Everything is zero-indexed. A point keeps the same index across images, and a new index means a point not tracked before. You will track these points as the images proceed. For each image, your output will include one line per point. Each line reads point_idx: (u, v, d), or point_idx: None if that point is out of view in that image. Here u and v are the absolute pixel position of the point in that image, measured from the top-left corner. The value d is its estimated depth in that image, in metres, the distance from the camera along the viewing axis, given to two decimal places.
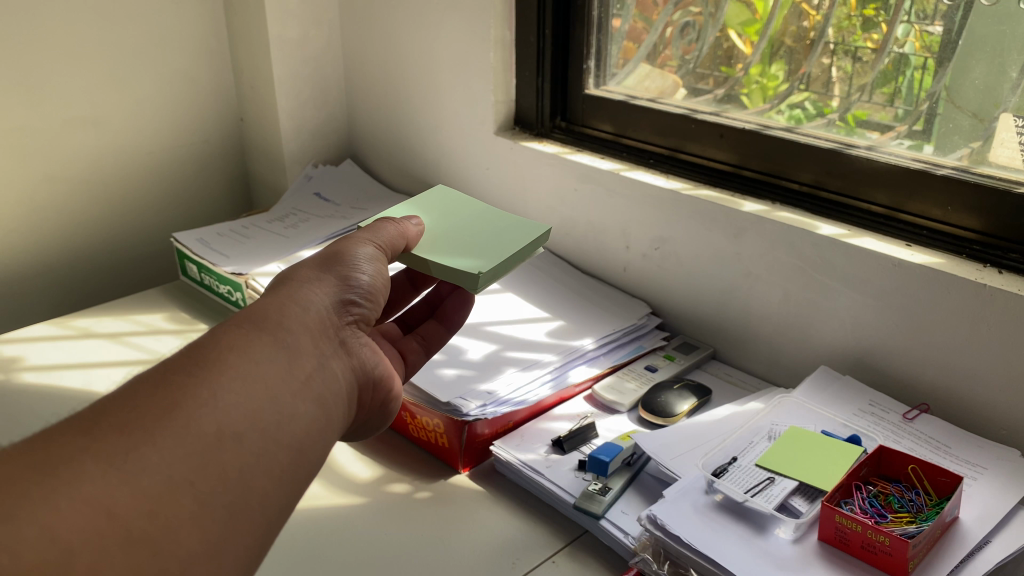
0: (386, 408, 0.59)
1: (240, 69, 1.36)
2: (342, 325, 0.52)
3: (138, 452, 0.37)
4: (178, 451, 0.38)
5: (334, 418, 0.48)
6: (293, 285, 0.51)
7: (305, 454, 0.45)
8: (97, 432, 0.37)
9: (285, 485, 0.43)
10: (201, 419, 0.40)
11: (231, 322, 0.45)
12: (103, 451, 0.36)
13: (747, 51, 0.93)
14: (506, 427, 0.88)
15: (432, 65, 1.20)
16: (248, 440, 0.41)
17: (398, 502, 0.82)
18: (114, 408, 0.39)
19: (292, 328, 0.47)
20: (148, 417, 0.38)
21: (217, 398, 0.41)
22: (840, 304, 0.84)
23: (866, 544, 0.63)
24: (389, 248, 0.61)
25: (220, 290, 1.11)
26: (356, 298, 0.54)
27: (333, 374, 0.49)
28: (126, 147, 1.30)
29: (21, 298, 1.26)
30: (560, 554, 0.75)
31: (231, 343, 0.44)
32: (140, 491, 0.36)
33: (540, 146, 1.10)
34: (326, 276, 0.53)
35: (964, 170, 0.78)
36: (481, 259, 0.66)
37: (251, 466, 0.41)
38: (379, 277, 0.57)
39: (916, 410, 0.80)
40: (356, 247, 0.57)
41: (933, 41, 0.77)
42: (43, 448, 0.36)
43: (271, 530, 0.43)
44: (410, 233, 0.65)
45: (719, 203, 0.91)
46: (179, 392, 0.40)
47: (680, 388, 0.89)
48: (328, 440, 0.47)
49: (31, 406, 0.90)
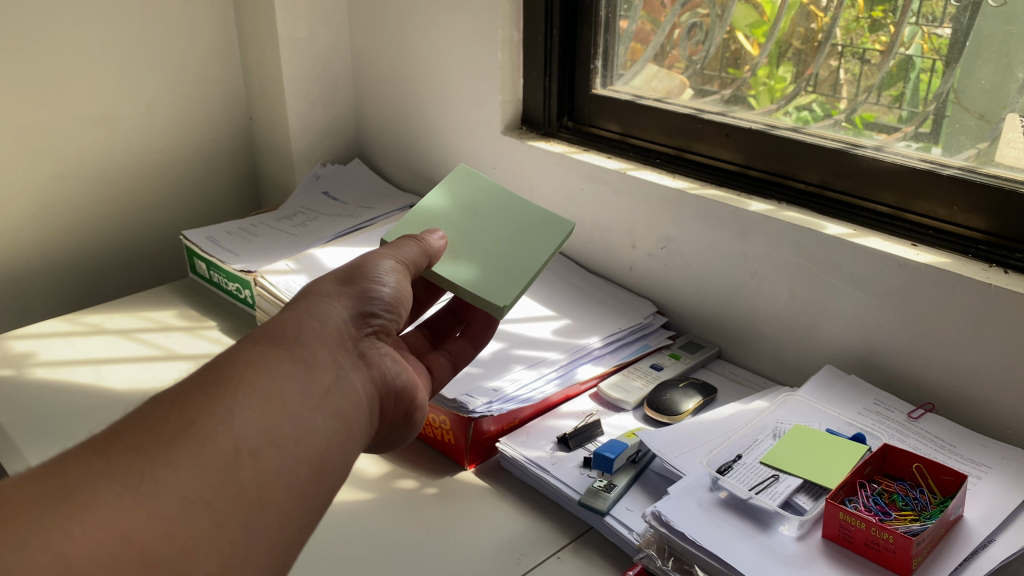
0: (410, 418, 0.59)
1: (248, 63, 1.36)
2: (361, 337, 0.53)
3: (152, 473, 0.37)
4: (193, 471, 0.38)
5: (353, 432, 0.48)
6: (311, 299, 0.52)
7: (323, 470, 0.45)
8: (112, 456, 0.38)
9: (304, 502, 0.43)
10: (216, 438, 0.40)
11: (247, 339, 0.46)
12: (118, 473, 0.37)
13: (755, 52, 0.94)
14: (512, 424, 0.89)
15: (439, 63, 1.20)
16: (264, 457, 0.42)
17: (405, 498, 0.83)
18: (129, 431, 0.39)
19: (309, 344, 0.48)
20: (164, 437, 0.39)
21: (232, 415, 0.41)
22: (845, 303, 0.84)
23: (870, 541, 0.64)
24: (412, 265, 0.61)
25: (229, 288, 1.12)
26: (375, 310, 0.54)
27: (351, 386, 0.49)
28: (138, 141, 1.31)
29: (35, 294, 1.27)
30: (566, 551, 0.76)
31: (247, 360, 0.44)
32: (154, 513, 0.36)
33: (547, 146, 1.11)
34: (346, 290, 0.54)
35: (970, 170, 0.78)
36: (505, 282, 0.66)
37: (269, 483, 0.41)
38: (401, 288, 0.57)
39: (921, 409, 0.80)
40: (377, 260, 0.57)
41: (941, 43, 0.78)
42: (60, 473, 0.36)
43: (292, 547, 0.43)
44: (433, 248, 0.64)
45: (724, 202, 0.92)
46: (195, 410, 0.41)
47: (685, 386, 0.90)
48: (348, 456, 0.47)
49: (43, 400, 0.91)
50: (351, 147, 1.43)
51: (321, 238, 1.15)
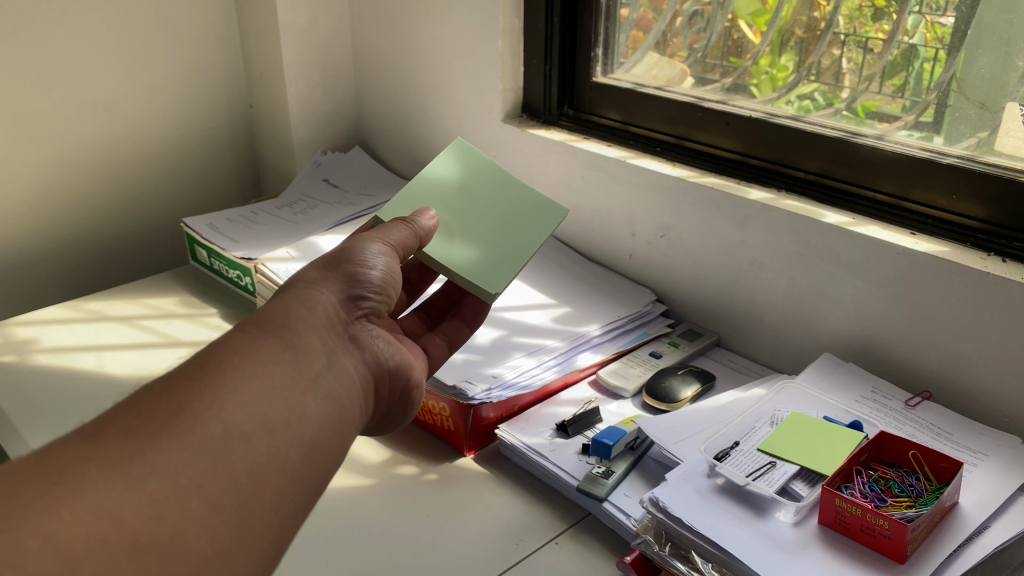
0: (408, 400, 0.59)
1: (248, 47, 1.36)
2: (352, 321, 0.53)
3: (141, 458, 0.38)
4: (184, 455, 0.39)
5: (347, 414, 0.48)
6: (300, 287, 0.52)
7: (316, 451, 0.45)
8: (102, 442, 0.38)
9: (298, 484, 0.44)
10: (206, 422, 0.40)
11: (237, 328, 0.47)
12: (107, 459, 0.37)
13: (757, 41, 0.94)
14: (511, 410, 0.89)
15: (439, 48, 1.20)
16: (257, 440, 0.42)
17: (406, 484, 0.83)
18: (119, 419, 0.40)
19: (297, 329, 0.48)
20: (152, 424, 0.39)
21: (222, 400, 0.41)
22: (843, 292, 0.85)
23: (866, 527, 0.64)
24: (403, 248, 0.61)
25: (230, 275, 1.12)
26: (365, 293, 0.55)
27: (343, 370, 0.49)
28: (139, 125, 1.31)
29: (36, 279, 1.27)
30: (564, 536, 0.77)
31: (236, 347, 0.45)
32: (145, 496, 0.37)
33: (547, 134, 1.11)
34: (335, 275, 0.54)
35: (970, 159, 0.78)
36: (500, 271, 0.66)
37: (262, 466, 0.42)
38: (391, 270, 0.57)
39: (918, 397, 0.81)
40: (365, 243, 0.58)
41: (944, 32, 0.78)
42: (50, 461, 0.37)
43: (287, 530, 0.43)
44: (425, 229, 0.64)
45: (724, 190, 0.92)
46: (185, 396, 0.41)
47: (684, 374, 0.90)
48: (342, 438, 0.48)
49: (46, 387, 0.91)
50: (351, 131, 1.43)
51: (321, 225, 1.15)
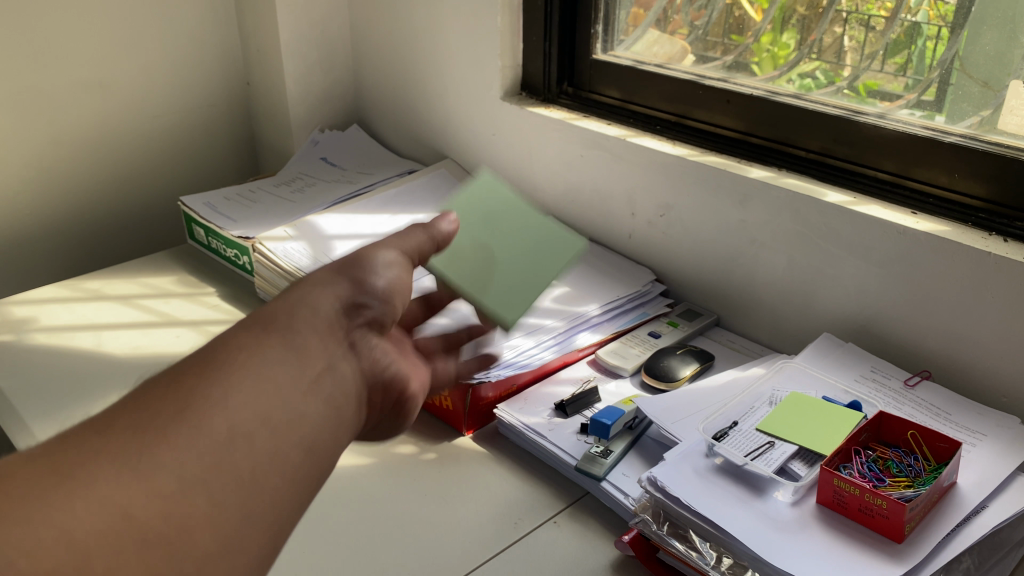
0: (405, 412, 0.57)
1: (245, 23, 1.35)
2: (356, 326, 0.52)
3: (142, 455, 0.37)
4: (184, 455, 0.38)
5: (345, 423, 0.47)
6: (307, 288, 0.51)
7: (313, 460, 0.44)
8: (102, 433, 0.37)
9: (292, 493, 0.43)
10: (210, 421, 0.39)
11: (242, 325, 0.46)
12: (110, 453, 0.36)
13: (758, 19, 0.93)
14: (510, 390, 0.89)
15: (437, 24, 1.19)
16: (256, 445, 0.41)
17: (403, 462, 0.83)
18: (122, 411, 0.39)
19: (302, 331, 0.47)
20: (156, 418, 0.38)
21: (225, 400, 0.40)
22: (844, 272, 0.84)
23: (864, 507, 0.64)
24: (415, 256, 0.60)
25: (227, 254, 1.12)
26: (371, 299, 0.53)
27: (344, 378, 0.48)
28: (136, 101, 1.30)
29: (33, 259, 1.27)
30: (562, 515, 0.77)
31: (243, 346, 0.44)
32: (140, 498, 0.36)
33: (546, 112, 1.10)
34: (343, 277, 0.53)
35: (972, 138, 0.78)
36: (519, 291, 0.67)
37: (260, 470, 0.41)
38: (400, 277, 0.56)
39: (917, 377, 0.81)
40: (376, 248, 0.56)
41: (947, 10, 0.77)
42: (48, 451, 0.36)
43: (279, 538, 0.42)
44: (441, 235, 0.63)
45: (725, 169, 0.91)
46: (189, 394, 0.40)
47: (683, 353, 0.90)
48: (339, 447, 0.46)
49: (41, 367, 0.91)
50: (350, 109, 1.42)
51: (320, 204, 1.15)
